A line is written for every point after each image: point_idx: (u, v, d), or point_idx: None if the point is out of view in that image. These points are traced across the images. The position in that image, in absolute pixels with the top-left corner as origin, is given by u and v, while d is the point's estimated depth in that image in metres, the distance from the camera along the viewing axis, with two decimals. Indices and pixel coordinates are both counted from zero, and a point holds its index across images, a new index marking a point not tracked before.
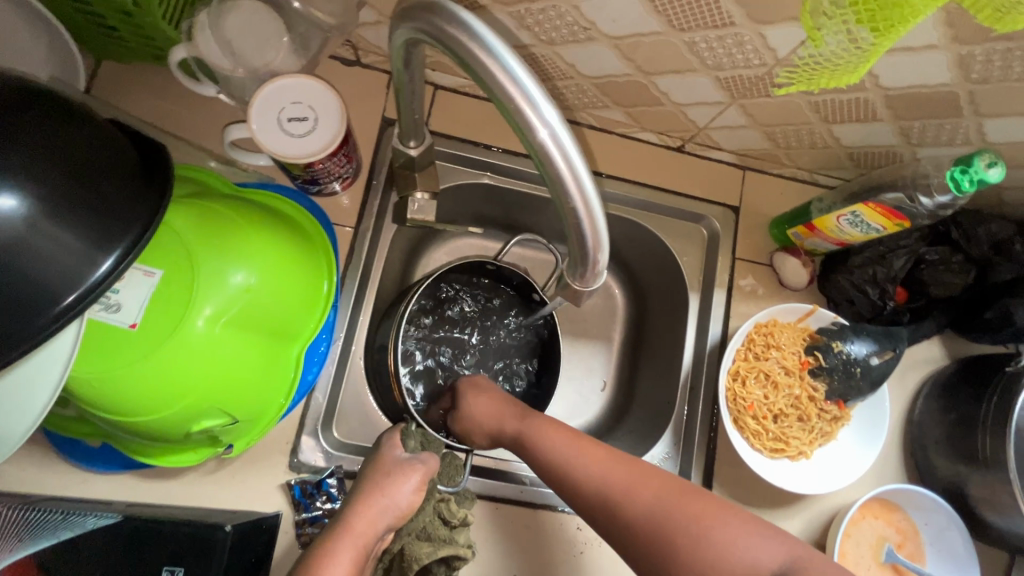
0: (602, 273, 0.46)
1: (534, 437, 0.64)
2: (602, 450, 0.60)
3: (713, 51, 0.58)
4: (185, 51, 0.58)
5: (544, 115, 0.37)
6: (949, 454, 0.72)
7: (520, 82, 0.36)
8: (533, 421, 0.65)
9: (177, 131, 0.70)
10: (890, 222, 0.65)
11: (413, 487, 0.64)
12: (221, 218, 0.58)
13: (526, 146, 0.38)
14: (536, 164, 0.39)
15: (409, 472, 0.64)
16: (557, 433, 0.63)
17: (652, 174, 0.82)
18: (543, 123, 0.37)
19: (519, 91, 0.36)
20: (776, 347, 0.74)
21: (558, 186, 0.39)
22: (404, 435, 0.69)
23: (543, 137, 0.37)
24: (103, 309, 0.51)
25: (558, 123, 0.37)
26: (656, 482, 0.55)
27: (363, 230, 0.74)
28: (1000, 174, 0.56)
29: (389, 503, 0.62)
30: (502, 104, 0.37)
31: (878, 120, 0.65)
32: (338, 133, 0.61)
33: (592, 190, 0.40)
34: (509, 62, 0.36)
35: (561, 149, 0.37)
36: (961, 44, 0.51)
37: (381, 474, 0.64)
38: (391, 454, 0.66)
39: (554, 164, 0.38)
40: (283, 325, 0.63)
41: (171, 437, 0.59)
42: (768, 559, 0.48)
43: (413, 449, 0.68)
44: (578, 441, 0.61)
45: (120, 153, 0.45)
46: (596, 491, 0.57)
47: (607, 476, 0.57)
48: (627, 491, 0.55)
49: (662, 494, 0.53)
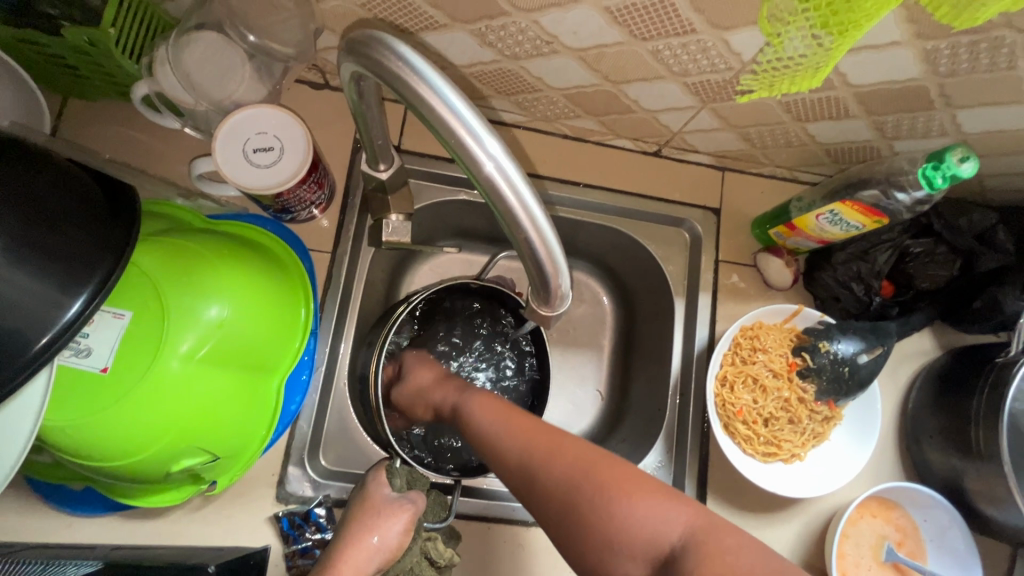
0: (566, 296, 0.45)
1: (470, 412, 0.63)
2: (529, 421, 0.58)
3: (678, 58, 0.58)
4: (148, 87, 0.58)
5: (488, 149, 0.36)
6: (943, 448, 0.71)
7: (461, 115, 0.35)
8: (470, 397, 0.65)
9: (146, 166, 0.69)
10: (869, 218, 0.64)
11: (402, 527, 0.65)
12: (188, 254, 0.57)
13: (474, 181, 0.38)
14: (488, 199, 0.38)
15: (398, 513, 0.65)
16: (494, 407, 0.62)
17: (631, 181, 0.81)
18: (488, 156, 0.36)
19: (461, 125, 0.35)
20: (762, 350, 0.73)
21: (510, 220, 0.39)
22: (391, 472, 0.68)
23: (489, 169, 0.37)
24: (73, 354, 0.50)
25: (503, 156, 0.36)
26: (574, 447, 0.53)
27: (340, 254, 0.73)
28: (973, 169, 0.55)
29: (377, 544, 0.62)
30: (443, 137, 0.37)
31: (851, 116, 0.64)
32: (304, 162, 0.60)
33: (547, 223, 0.39)
34: (445, 91, 0.36)
35: (508, 181, 0.37)
36: (926, 39, 0.50)
37: (369, 512, 0.63)
38: (380, 492, 0.65)
39: (502, 197, 0.37)
40: (260, 358, 0.62)
41: (151, 478, 0.58)
42: (669, 529, 0.47)
43: (400, 487, 0.67)
44: (510, 413, 0.60)
45: (82, 195, 0.45)
46: (517, 458, 0.56)
47: (529, 444, 0.56)
48: (545, 454, 0.54)
49: (576, 457, 0.52)
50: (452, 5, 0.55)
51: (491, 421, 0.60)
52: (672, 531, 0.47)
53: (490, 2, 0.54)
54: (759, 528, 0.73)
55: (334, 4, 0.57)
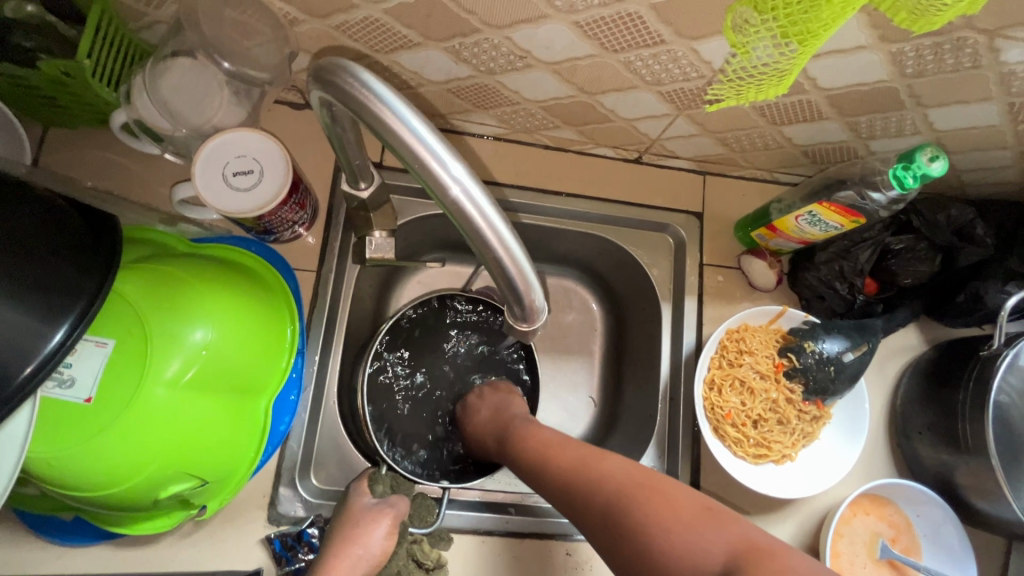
0: (542, 310, 0.46)
1: (517, 440, 0.66)
2: (573, 447, 0.61)
3: (651, 68, 0.58)
4: (125, 115, 0.59)
5: (453, 172, 0.37)
6: (932, 443, 0.71)
7: (425, 141, 0.36)
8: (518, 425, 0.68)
9: (129, 193, 0.69)
10: (846, 220, 0.64)
11: (384, 532, 0.65)
12: (170, 279, 0.57)
13: (442, 204, 0.39)
14: (455, 220, 0.39)
15: (378, 518, 0.65)
16: (541, 432, 0.65)
17: (613, 188, 0.82)
18: (453, 180, 0.37)
19: (424, 149, 0.36)
20: (748, 352, 0.73)
21: (478, 239, 0.39)
22: (373, 480, 0.69)
23: (456, 193, 0.37)
24: (56, 385, 0.50)
25: (467, 178, 0.37)
26: (617, 469, 0.55)
27: (325, 273, 0.74)
28: (943, 167, 0.55)
29: (362, 553, 0.63)
30: (411, 164, 0.38)
31: (825, 119, 0.65)
32: (283, 183, 0.61)
33: (515, 240, 0.40)
34: (409, 117, 0.37)
35: (474, 203, 0.38)
36: (892, 42, 0.51)
37: (351, 523, 0.64)
38: (359, 501, 0.66)
39: (469, 218, 0.38)
40: (246, 380, 0.62)
41: (139, 506, 0.58)
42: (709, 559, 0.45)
43: (383, 493, 0.69)
44: (559, 437, 0.63)
45: (65, 227, 0.46)
46: (563, 479, 0.58)
47: (574, 466, 0.58)
48: (591, 473, 0.56)
49: (620, 478, 0.54)
50: (424, 24, 0.56)
51: (541, 442, 0.63)
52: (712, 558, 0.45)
53: (461, 20, 0.54)
54: None
55: (309, 26, 0.59)
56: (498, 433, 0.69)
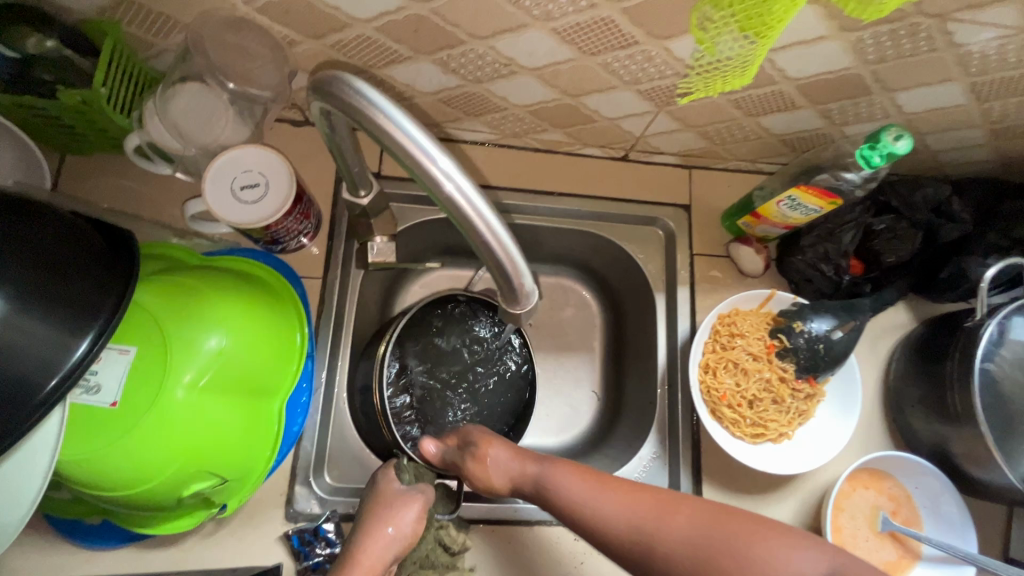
0: (532, 293, 0.49)
1: (550, 486, 0.60)
2: (622, 486, 0.57)
3: (628, 68, 0.62)
4: (138, 138, 0.63)
5: (443, 168, 0.40)
6: (925, 414, 0.73)
7: (417, 141, 0.40)
8: (551, 468, 0.61)
9: (143, 213, 0.73)
10: (825, 202, 0.67)
11: (415, 515, 0.67)
12: (185, 289, 0.61)
13: (437, 199, 0.42)
14: (449, 215, 0.42)
15: (409, 503, 0.67)
16: (573, 476, 0.59)
17: (603, 187, 0.85)
18: (444, 175, 0.40)
19: (417, 149, 0.40)
20: (740, 335, 0.76)
21: (470, 229, 0.43)
22: (399, 469, 0.71)
23: (449, 189, 0.41)
24: (84, 392, 0.54)
25: (456, 173, 0.41)
26: (686, 516, 0.52)
27: (331, 280, 0.77)
28: (908, 145, 0.58)
29: (393, 534, 0.65)
30: (405, 163, 0.41)
31: (798, 108, 0.68)
32: (288, 195, 0.65)
33: (503, 229, 0.43)
34: (402, 120, 0.40)
35: (465, 196, 0.41)
36: (849, 32, 0.54)
37: (383, 505, 0.66)
38: (390, 487, 0.68)
39: (460, 209, 0.41)
40: (258, 382, 0.65)
41: (164, 505, 0.61)
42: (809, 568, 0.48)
43: (410, 481, 0.71)
44: (595, 482, 0.58)
45: (85, 244, 0.49)
46: (626, 532, 0.54)
47: (636, 514, 0.54)
48: (657, 524, 0.53)
49: (694, 525, 0.52)
50: (413, 38, 0.60)
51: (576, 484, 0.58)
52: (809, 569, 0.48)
53: (447, 33, 0.58)
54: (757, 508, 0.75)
55: (306, 47, 0.63)
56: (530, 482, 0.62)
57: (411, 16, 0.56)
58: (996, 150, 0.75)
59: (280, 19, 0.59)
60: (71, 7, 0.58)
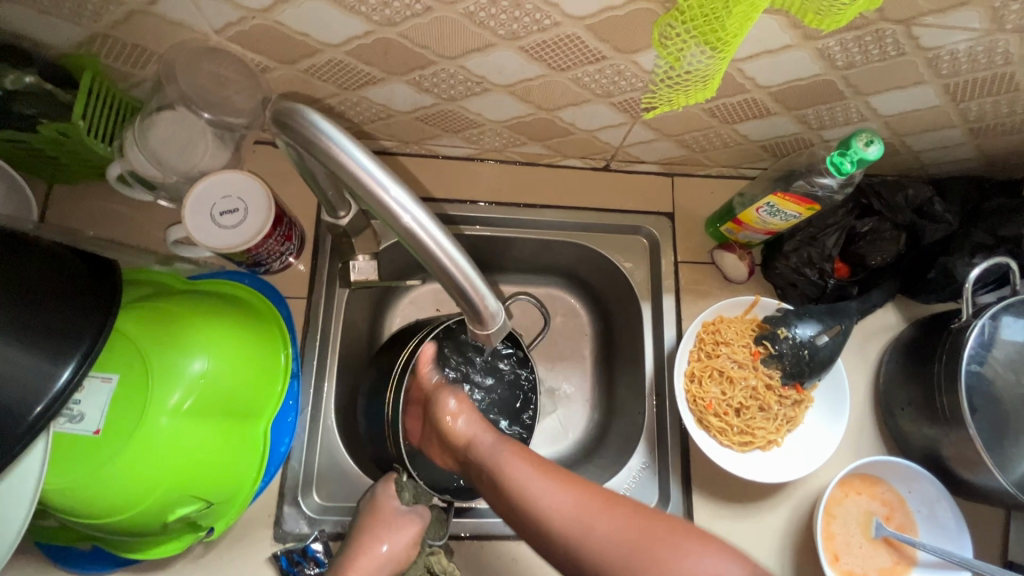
0: (497, 314, 0.49)
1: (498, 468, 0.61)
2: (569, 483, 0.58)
3: (598, 82, 0.62)
4: (119, 167, 0.65)
5: (398, 200, 0.42)
6: (915, 418, 0.72)
7: (371, 173, 0.41)
8: (502, 450, 0.63)
9: (129, 239, 0.74)
10: (803, 208, 0.67)
11: (409, 539, 0.71)
12: (166, 314, 0.61)
13: (394, 229, 0.43)
14: (407, 243, 0.44)
15: (404, 526, 0.71)
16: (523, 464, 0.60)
17: (585, 197, 0.85)
18: (399, 205, 0.42)
19: (372, 180, 0.41)
20: (724, 342, 0.76)
21: (429, 256, 0.44)
22: (398, 487, 0.71)
23: (406, 220, 0.42)
24: (68, 420, 0.54)
25: (412, 204, 0.42)
26: (621, 517, 0.54)
27: (316, 300, 0.78)
28: (878, 150, 0.58)
29: (385, 553, 0.68)
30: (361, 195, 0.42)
31: (773, 114, 0.68)
32: (267, 219, 0.66)
33: (462, 255, 0.45)
34: (355, 151, 0.41)
35: (422, 226, 0.42)
36: (814, 40, 0.54)
37: (380, 523, 0.68)
38: (388, 504, 0.70)
39: (419, 238, 0.43)
40: (243, 406, 0.66)
41: (151, 530, 0.61)
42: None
43: (409, 501, 0.72)
44: (544, 471, 0.59)
45: (68, 272, 0.50)
46: (562, 521, 0.55)
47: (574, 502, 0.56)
48: (596, 522, 0.54)
49: (623, 528, 0.53)
50: (383, 61, 0.60)
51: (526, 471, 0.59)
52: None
53: (416, 54, 0.59)
54: (747, 516, 0.75)
55: (280, 72, 0.64)
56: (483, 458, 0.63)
57: (379, 39, 0.57)
58: (978, 149, 0.74)
59: (253, 47, 0.60)
60: (50, 43, 0.59)
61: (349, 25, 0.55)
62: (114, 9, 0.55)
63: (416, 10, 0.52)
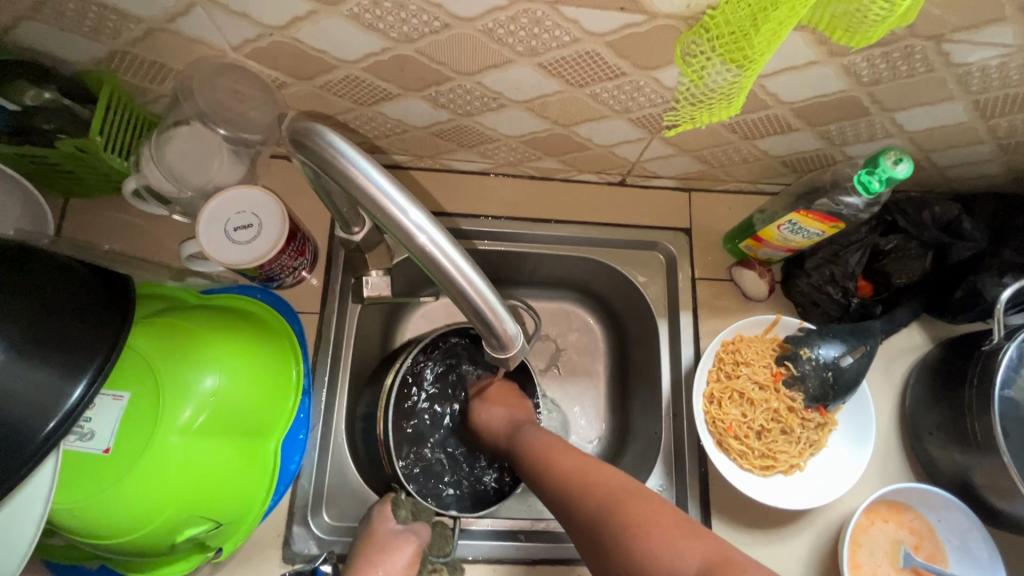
0: (516, 337, 0.48)
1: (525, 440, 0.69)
2: (573, 455, 0.63)
3: (616, 98, 0.61)
4: (135, 181, 0.64)
5: (416, 221, 0.41)
6: (944, 443, 0.69)
7: (386, 192, 0.40)
8: (526, 431, 0.70)
9: (143, 253, 0.74)
10: (826, 226, 0.65)
11: (405, 560, 0.68)
12: (176, 330, 0.60)
13: (410, 248, 0.42)
14: (422, 263, 0.43)
15: (401, 547, 0.68)
16: (547, 437, 0.68)
17: (600, 212, 0.84)
18: (415, 226, 0.41)
19: (386, 199, 0.40)
20: (745, 363, 0.74)
21: (447, 279, 0.43)
22: (395, 504, 0.71)
23: (423, 241, 0.41)
24: (77, 439, 0.53)
25: (429, 225, 0.41)
26: (615, 489, 0.57)
27: (328, 316, 0.77)
28: (908, 169, 0.57)
29: None
30: (375, 213, 0.42)
31: (795, 130, 0.67)
32: (280, 235, 0.65)
33: (480, 277, 0.43)
34: (370, 170, 0.41)
35: (440, 248, 0.41)
36: (840, 56, 0.53)
37: (375, 548, 0.67)
38: (384, 527, 0.69)
39: (437, 261, 0.42)
40: (253, 423, 0.64)
41: (158, 550, 0.60)
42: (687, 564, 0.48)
43: (405, 519, 0.71)
44: (558, 446, 0.65)
45: (82, 286, 0.50)
46: (566, 483, 0.60)
47: (574, 470, 0.60)
48: (588, 493, 0.57)
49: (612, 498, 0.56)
50: (400, 77, 0.60)
51: (544, 447, 0.66)
52: (687, 565, 0.48)
53: (434, 71, 0.59)
54: (769, 544, 0.72)
55: (297, 88, 0.64)
56: (510, 432, 0.71)
57: (396, 56, 0.57)
58: (1007, 165, 0.72)
59: (270, 64, 0.60)
60: (68, 59, 0.59)
61: (366, 42, 0.55)
62: (134, 26, 0.55)
63: (435, 27, 0.52)
